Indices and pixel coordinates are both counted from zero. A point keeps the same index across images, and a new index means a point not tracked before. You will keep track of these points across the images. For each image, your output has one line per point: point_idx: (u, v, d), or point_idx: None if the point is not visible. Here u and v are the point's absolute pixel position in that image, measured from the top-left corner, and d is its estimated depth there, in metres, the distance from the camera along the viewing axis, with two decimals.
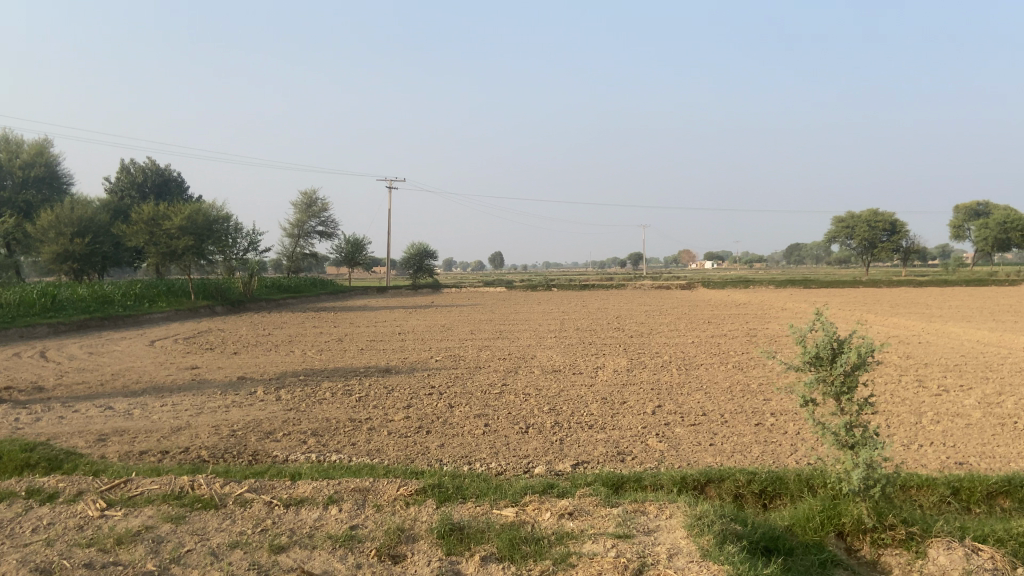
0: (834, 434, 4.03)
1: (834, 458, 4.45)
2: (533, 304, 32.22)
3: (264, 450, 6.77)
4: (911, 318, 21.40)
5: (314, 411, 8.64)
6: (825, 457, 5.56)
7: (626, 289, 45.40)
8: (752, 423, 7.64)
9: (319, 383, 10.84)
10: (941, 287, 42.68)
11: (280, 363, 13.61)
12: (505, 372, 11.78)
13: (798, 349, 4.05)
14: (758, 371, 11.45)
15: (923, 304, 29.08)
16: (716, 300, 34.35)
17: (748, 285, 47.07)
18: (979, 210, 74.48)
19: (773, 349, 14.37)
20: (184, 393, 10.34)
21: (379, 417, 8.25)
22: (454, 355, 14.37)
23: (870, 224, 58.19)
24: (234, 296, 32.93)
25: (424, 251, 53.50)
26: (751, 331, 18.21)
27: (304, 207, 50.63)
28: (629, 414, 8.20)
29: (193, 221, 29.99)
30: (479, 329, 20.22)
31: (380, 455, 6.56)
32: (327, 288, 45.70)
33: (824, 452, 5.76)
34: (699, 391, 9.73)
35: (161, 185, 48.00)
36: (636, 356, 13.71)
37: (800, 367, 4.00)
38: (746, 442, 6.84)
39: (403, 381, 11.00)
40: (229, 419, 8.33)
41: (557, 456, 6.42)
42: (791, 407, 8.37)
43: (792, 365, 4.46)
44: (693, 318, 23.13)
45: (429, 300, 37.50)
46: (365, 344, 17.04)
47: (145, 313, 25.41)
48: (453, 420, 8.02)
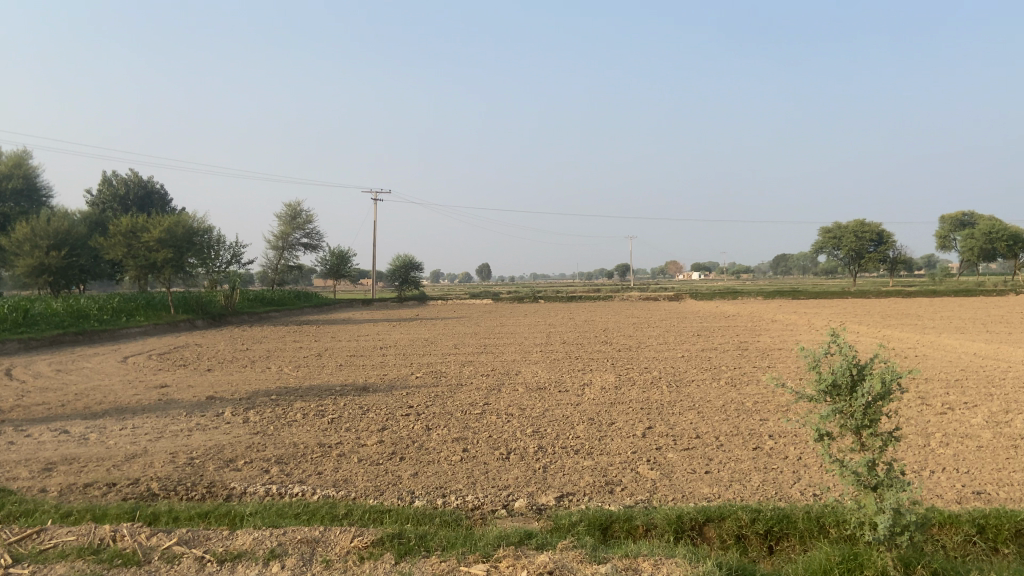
0: (853, 472, 3.55)
1: (851, 497, 3.96)
2: (520, 316, 31.68)
3: (221, 481, 6.24)
4: (903, 331, 20.99)
5: (282, 435, 8.07)
6: (832, 492, 5.08)
7: (613, 301, 44.96)
8: (749, 447, 7.18)
9: (291, 403, 10.27)
10: (930, 297, 42.55)
11: (254, 381, 12.99)
12: (488, 390, 11.25)
13: (811, 375, 3.59)
14: (752, 388, 10.97)
15: (914, 314, 28.76)
16: (705, 311, 33.94)
17: (736, 296, 46.73)
18: (964, 219, 74.62)
19: (766, 363, 13.91)
20: (146, 415, 9.72)
21: (351, 441, 7.71)
22: (436, 371, 13.83)
23: (858, 234, 58.11)
24: (215, 310, 32.21)
25: (411, 263, 52.93)
26: (743, 344, 17.77)
27: (288, 219, 50.06)
28: (617, 437, 7.70)
29: (172, 233, 29.28)
30: (463, 343, 19.66)
31: (347, 487, 6.03)
32: (311, 301, 45.00)
33: (829, 488, 5.27)
34: (692, 410, 9.25)
35: (143, 198, 47.22)
36: (625, 371, 13.22)
37: (815, 397, 3.53)
38: (744, 469, 6.36)
39: (380, 400, 10.46)
40: (189, 444, 7.74)
41: (540, 486, 5.91)
42: (790, 429, 7.89)
43: (802, 392, 3.99)
44: (683, 330, 22.64)
45: (414, 313, 36.92)
46: (345, 359, 16.44)
47: (122, 328, 24.69)
48: (430, 444, 7.49)
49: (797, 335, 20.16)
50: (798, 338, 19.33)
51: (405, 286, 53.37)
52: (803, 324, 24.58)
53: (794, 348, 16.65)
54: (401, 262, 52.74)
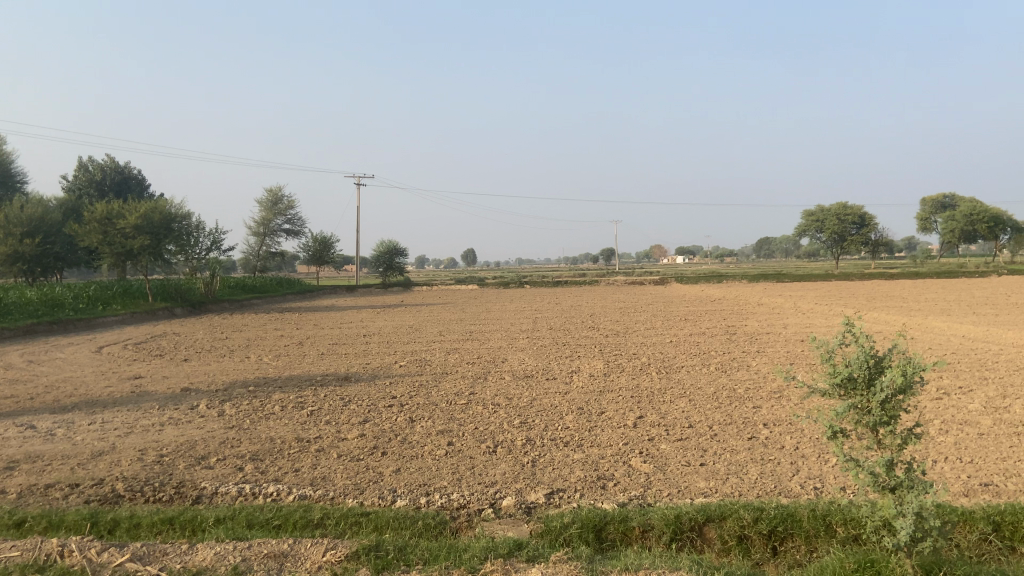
0: (869, 471, 3.31)
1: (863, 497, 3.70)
2: (505, 301, 31.40)
3: (191, 481, 5.91)
4: (890, 313, 20.87)
5: (259, 429, 7.74)
6: (837, 490, 4.81)
7: (599, 286, 44.74)
8: (744, 436, 6.92)
9: (270, 394, 9.92)
10: (913, 279, 42.62)
11: (233, 371, 12.63)
12: (474, 379, 10.95)
13: (823, 368, 3.35)
14: (744, 373, 10.74)
15: (899, 297, 28.74)
16: (690, 295, 33.78)
17: (720, 279, 46.64)
18: (945, 201, 74.89)
19: (756, 348, 13.70)
20: (118, 409, 9.34)
21: (331, 435, 7.39)
22: (420, 359, 13.50)
23: (840, 217, 58.23)
24: (195, 298, 31.66)
25: (394, 249, 52.44)
26: (731, 329, 17.56)
27: (269, 205, 49.41)
28: (608, 427, 7.43)
29: (149, 220, 28.68)
30: (448, 330, 19.33)
31: (325, 485, 5.72)
32: (293, 287, 44.43)
33: (834, 485, 5.01)
34: (683, 397, 9.00)
35: (121, 183, 46.39)
36: (613, 358, 12.96)
37: (828, 392, 3.28)
38: (741, 462, 6.09)
39: (362, 390, 10.13)
40: (160, 441, 7.39)
41: (528, 482, 5.62)
42: (785, 417, 7.65)
43: (810, 385, 3.73)
44: (669, 314, 22.42)
45: (397, 299, 36.53)
46: (327, 347, 16.08)
47: (99, 317, 24.15)
48: (414, 438, 7.19)
49: (784, 318, 19.96)
50: (786, 321, 19.16)
51: (389, 272, 52.91)
52: (790, 307, 24.45)
53: (783, 332, 16.47)
54: (385, 247, 52.25)
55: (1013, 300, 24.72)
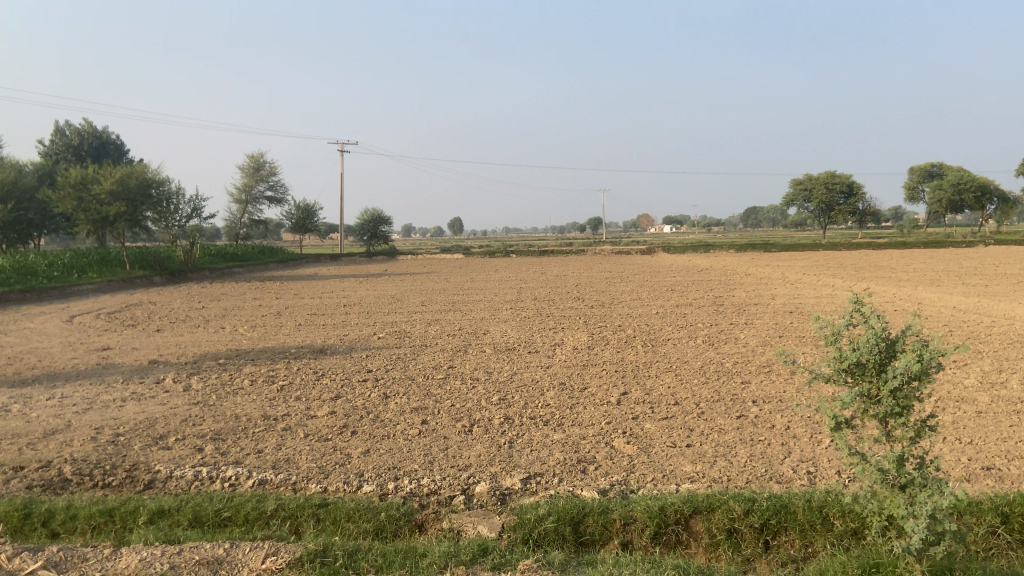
0: (874, 466, 3.00)
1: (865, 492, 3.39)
2: (491, 271, 31.03)
3: (146, 463, 5.55)
4: (879, 284, 20.64)
5: (225, 406, 7.36)
6: (834, 482, 4.50)
7: (585, 255, 44.37)
8: (732, 414, 6.61)
9: (240, 368, 9.53)
10: (900, 249, 42.55)
11: (206, 342, 12.21)
12: (453, 352, 10.59)
13: (828, 351, 3.03)
14: (731, 347, 10.44)
15: (887, 267, 28.56)
16: (677, 265, 33.50)
17: (707, 249, 46.40)
18: (932, 171, 74.73)
19: (744, 319, 13.41)
20: (79, 383, 8.92)
21: (299, 413, 7.02)
22: (400, 330, 13.12)
23: (828, 186, 58.01)
24: (174, 266, 31.03)
25: (379, 217, 51.79)
26: (718, 300, 17.27)
27: (251, 171, 48.55)
28: (590, 405, 7.10)
29: (125, 185, 27.93)
30: (430, 300, 18.94)
31: (288, 469, 5.36)
32: (276, 256, 43.79)
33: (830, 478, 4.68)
34: (668, 372, 8.68)
35: (99, 148, 45.34)
36: (598, 330, 12.63)
37: (833, 378, 2.96)
38: (730, 442, 5.78)
39: (337, 364, 9.75)
40: (119, 418, 6.99)
41: (504, 466, 5.29)
42: (774, 393, 7.36)
43: (812, 366, 3.41)
44: (656, 284, 22.13)
45: (381, 267, 36.07)
46: (305, 318, 15.67)
47: (74, 285, 23.56)
48: (386, 416, 6.84)
49: (772, 289, 19.69)
50: (774, 292, 18.89)
51: (374, 240, 52.30)
52: (777, 277, 24.21)
53: (770, 303, 16.21)
54: (369, 216, 51.61)
55: (1001, 271, 24.57)
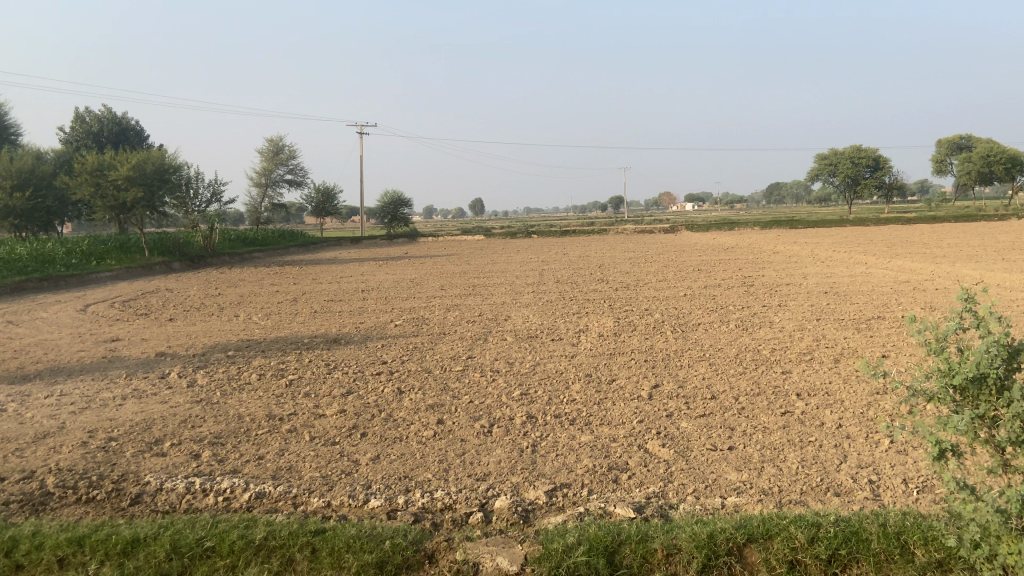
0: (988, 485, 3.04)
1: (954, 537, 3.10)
2: (511, 252, 30.44)
3: (137, 474, 5.09)
4: (914, 260, 19.79)
5: (228, 404, 6.90)
6: (904, 506, 3.92)
7: (606, 234, 43.60)
8: (776, 410, 6.02)
9: (250, 360, 9.06)
10: (930, 224, 41.36)
11: (218, 332, 11.80)
12: (472, 340, 10.05)
13: (939, 364, 3.22)
14: (768, 332, 9.81)
15: (921, 242, 27.55)
16: (702, 243, 32.68)
17: (732, 226, 45.40)
18: (961, 142, 72.66)
19: (777, 301, 12.74)
20: (81, 378, 8.50)
21: (306, 411, 6.54)
22: (417, 317, 12.63)
23: (854, 160, 56.54)
24: (194, 251, 30.82)
25: (399, 200, 51.40)
26: (748, 280, 16.56)
27: (271, 155, 48.25)
28: (619, 400, 6.54)
29: (142, 171, 27.61)
30: (449, 284, 18.43)
31: (288, 479, 4.87)
32: (296, 239, 43.52)
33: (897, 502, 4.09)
34: (702, 361, 8.10)
35: (118, 134, 45.26)
36: (623, 314, 12.02)
37: (945, 393, 3.18)
38: (777, 445, 5.19)
39: (350, 355, 9.25)
40: (115, 420, 6.54)
41: (525, 474, 4.77)
42: (821, 386, 6.74)
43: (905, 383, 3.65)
44: (681, 265, 21.42)
45: (399, 251, 35.64)
46: (321, 305, 15.22)
47: (92, 272, 23.34)
48: (399, 415, 6.32)
49: (804, 268, 18.91)
50: (805, 271, 18.15)
51: (394, 223, 51.92)
52: (806, 255, 23.38)
53: (803, 283, 15.48)
54: (390, 198, 51.28)
55: None
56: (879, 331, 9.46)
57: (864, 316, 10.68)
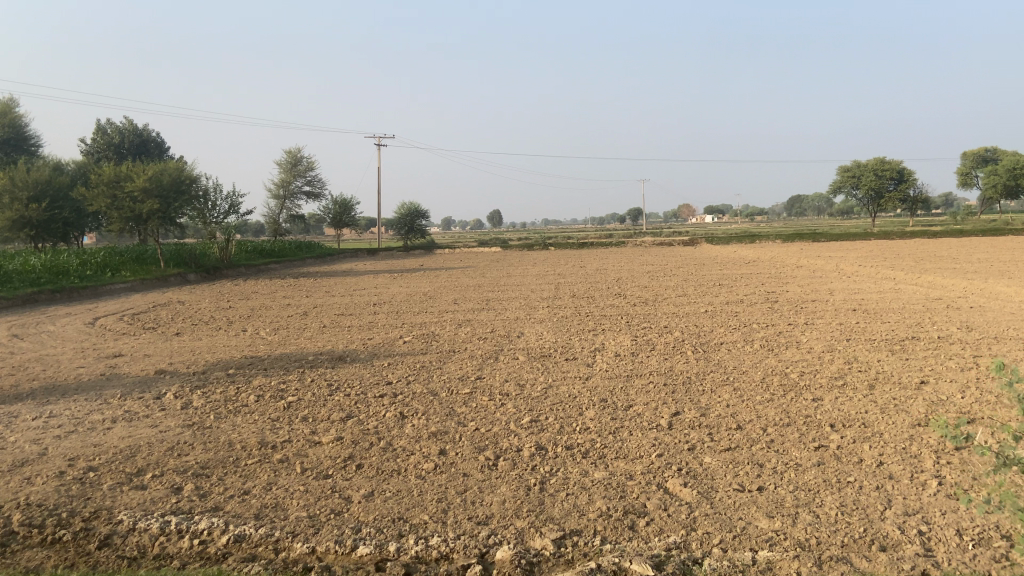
0: None
1: None
2: (529, 265, 30.00)
3: (110, 511, 4.68)
4: (944, 276, 19.14)
5: (220, 430, 6.49)
6: None
7: (625, 247, 43.03)
8: (808, 444, 5.51)
9: (250, 380, 8.65)
10: (956, 238, 40.50)
11: (223, 348, 11.41)
12: (483, 360, 9.62)
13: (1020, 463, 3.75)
14: (795, 353, 9.27)
15: (949, 257, 26.83)
16: (723, 257, 32.04)
17: (753, 239, 44.67)
18: (987, 155, 71.38)
19: (803, 319, 12.18)
20: (73, 398, 8.12)
21: (300, 439, 6.12)
22: (428, 333, 12.21)
23: (878, 172, 55.65)
24: (209, 262, 30.66)
25: (416, 211, 51.49)
26: (771, 296, 16.01)
27: (289, 166, 48.24)
28: (637, 430, 6.07)
29: (158, 182, 27.49)
30: (463, 298, 18.01)
31: (272, 520, 4.44)
32: (312, 251, 43.37)
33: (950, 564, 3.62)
34: (725, 386, 7.57)
35: (138, 145, 45.41)
36: (642, 332, 11.51)
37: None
38: (811, 486, 4.71)
39: (354, 374, 8.82)
40: (99, 446, 6.15)
41: (533, 518, 4.32)
42: (857, 416, 6.22)
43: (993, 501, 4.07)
44: (702, 279, 20.89)
45: (416, 263, 35.36)
46: (331, 319, 14.83)
47: (105, 284, 23.17)
48: (399, 445, 5.88)
49: (829, 284, 18.33)
50: (831, 287, 17.56)
51: (411, 234, 51.76)
52: (831, 270, 22.75)
53: (830, 300, 14.90)
54: (406, 209, 51.34)
55: None
56: (915, 353, 8.89)
57: (897, 337, 10.13)
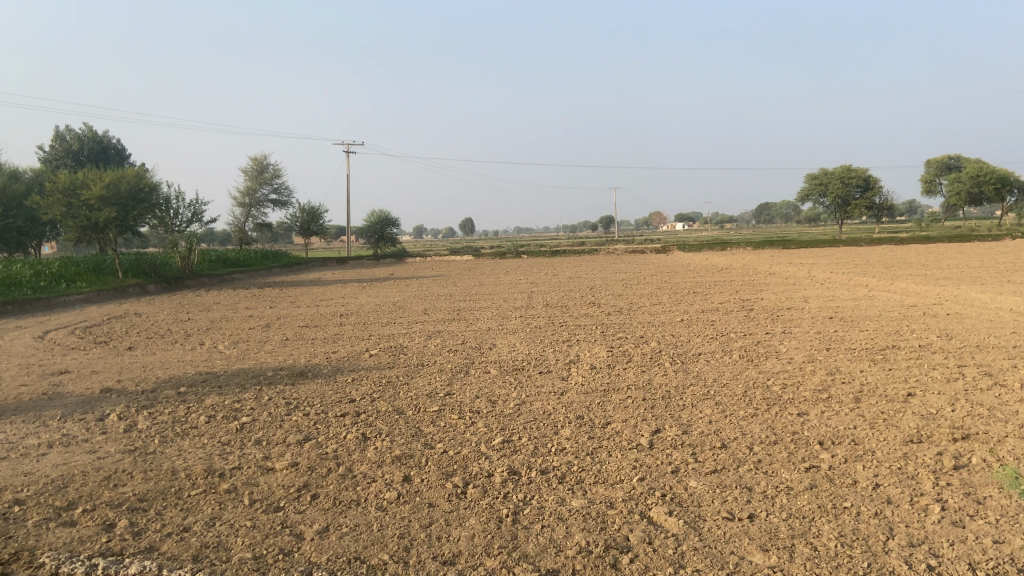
0: None
1: None
2: (500, 274, 29.54)
3: (28, 554, 4.16)
4: (916, 283, 19.04)
5: (164, 458, 5.97)
6: None
7: (596, 255, 42.77)
8: (799, 465, 5.15)
9: (203, 399, 8.10)
10: (922, 244, 40.86)
11: (177, 363, 10.81)
12: (453, 374, 9.16)
13: None
14: (776, 364, 8.94)
15: (920, 263, 26.84)
16: (694, 264, 31.89)
17: (724, 246, 44.66)
18: (951, 163, 72.42)
19: (780, 328, 11.89)
20: (9, 421, 7.52)
21: (253, 465, 5.64)
22: (395, 346, 11.73)
23: (844, 180, 56.09)
24: (171, 272, 29.81)
25: (386, 219, 50.93)
26: (746, 304, 15.74)
27: (255, 174, 47.39)
28: (616, 450, 5.67)
29: (116, 190, 26.69)
30: (433, 308, 17.52)
31: (212, 563, 3.95)
32: (280, 259, 42.54)
33: None
34: (706, 400, 7.20)
35: (99, 153, 44.35)
36: (617, 343, 11.14)
37: None
38: (806, 512, 4.33)
39: (313, 392, 8.31)
40: (29, 476, 5.61)
41: (505, 556, 3.88)
42: (848, 433, 5.87)
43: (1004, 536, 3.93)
44: (675, 287, 20.63)
45: (386, 272, 34.73)
46: (294, 331, 14.26)
47: (60, 296, 22.32)
48: (359, 471, 5.41)
49: (802, 291, 18.14)
50: (805, 294, 17.37)
51: (381, 242, 51.13)
52: (804, 277, 22.62)
53: (806, 308, 14.65)
54: (376, 217, 50.72)
55: None
56: (898, 363, 8.61)
57: (877, 346, 9.85)
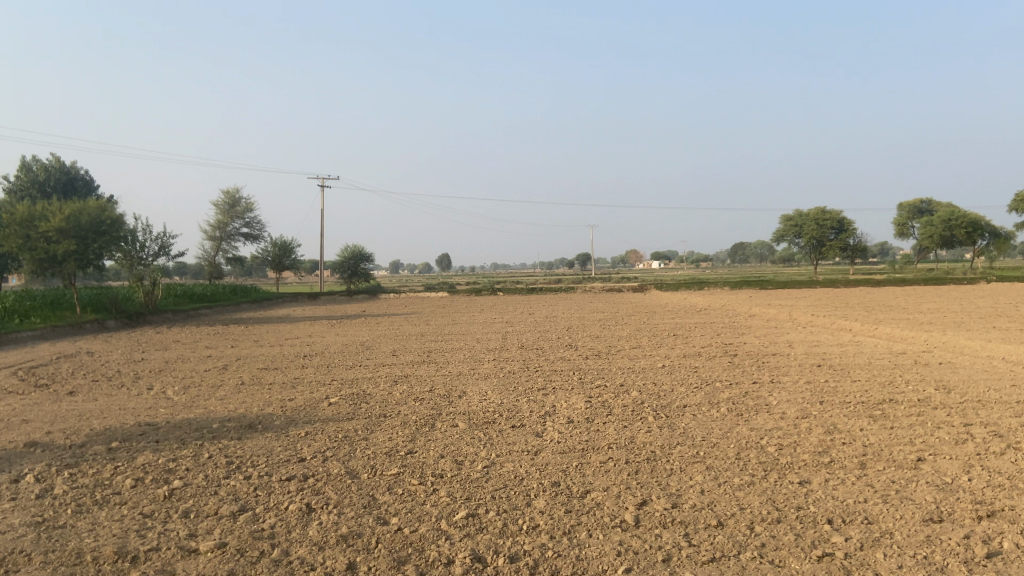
0: None
1: None
2: (474, 312, 28.75)
3: None
4: (901, 328, 18.52)
5: (72, 534, 5.11)
6: None
7: (572, 294, 42.14)
8: (809, 552, 4.44)
9: (134, 457, 7.21)
10: (899, 287, 40.81)
11: (118, 412, 9.88)
12: (417, 427, 8.35)
13: None
14: (767, 420, 8.23)
15: (898, 307, 26.47)
16: (673, 305, 31.40)
17: (701, 286, 44.30)
18: (922, 206, 73.34)
19: (769, 378, 11.20)
20: None
21: (174, 548, 4.79)
22: (358, 393, 10.87)
23: (819, 222, 56.28)
24: (133, 307, 28.69)
25: (360, 254, 50.20)
26: (728, 349, 15.09)
27: (226, 208, 46.47)
28: (597, 529, 4.92)
29: (76, 223, 25.65)
30: (402, 349, 16.66)
31: None
32: (250, 295, 41.43)
33: None
34: (697, 464, 6.47)
35: (65, 185, 43.25)
36: (596, 392, 10.39)
37: None
38: None
39: (261, 448, 7.47)
40: None
41: None
42: (860, 510, 5.18)
43: None
44: (655, 329, 20.01)
45: (359, 309, 33.88)
46: (253, 374, 13.33)
47: (11, 332, 21.18)
48: (297, 555, 4.60)
49: (784, 336, 17.58)
50: (788, 339, 16.84)
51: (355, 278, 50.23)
52: (786, 320, 22.03)
53: (791, 355, 13.97)
54: (350, 252, 49.90)
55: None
56: (899, 421, 7.95)
57: (872, 400, 9.19)
